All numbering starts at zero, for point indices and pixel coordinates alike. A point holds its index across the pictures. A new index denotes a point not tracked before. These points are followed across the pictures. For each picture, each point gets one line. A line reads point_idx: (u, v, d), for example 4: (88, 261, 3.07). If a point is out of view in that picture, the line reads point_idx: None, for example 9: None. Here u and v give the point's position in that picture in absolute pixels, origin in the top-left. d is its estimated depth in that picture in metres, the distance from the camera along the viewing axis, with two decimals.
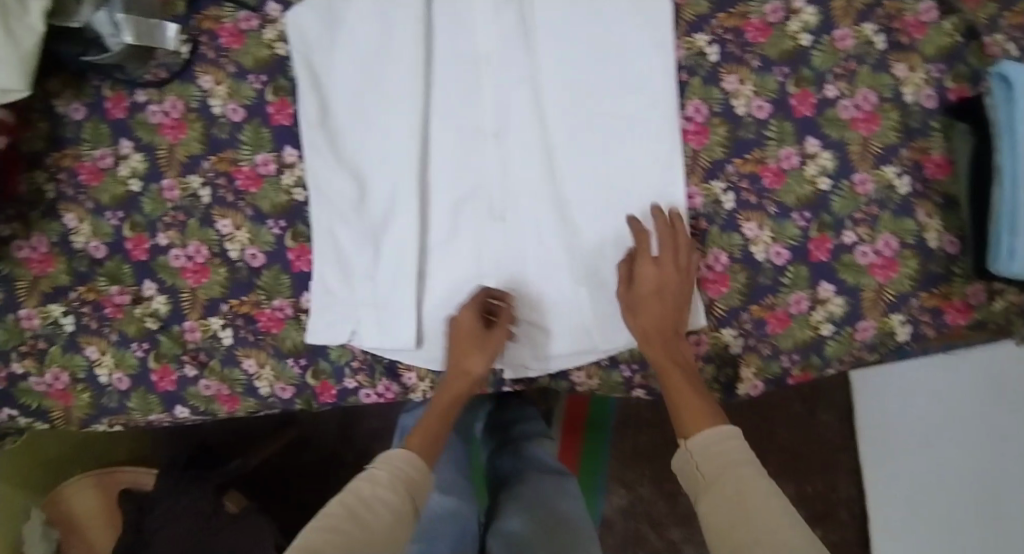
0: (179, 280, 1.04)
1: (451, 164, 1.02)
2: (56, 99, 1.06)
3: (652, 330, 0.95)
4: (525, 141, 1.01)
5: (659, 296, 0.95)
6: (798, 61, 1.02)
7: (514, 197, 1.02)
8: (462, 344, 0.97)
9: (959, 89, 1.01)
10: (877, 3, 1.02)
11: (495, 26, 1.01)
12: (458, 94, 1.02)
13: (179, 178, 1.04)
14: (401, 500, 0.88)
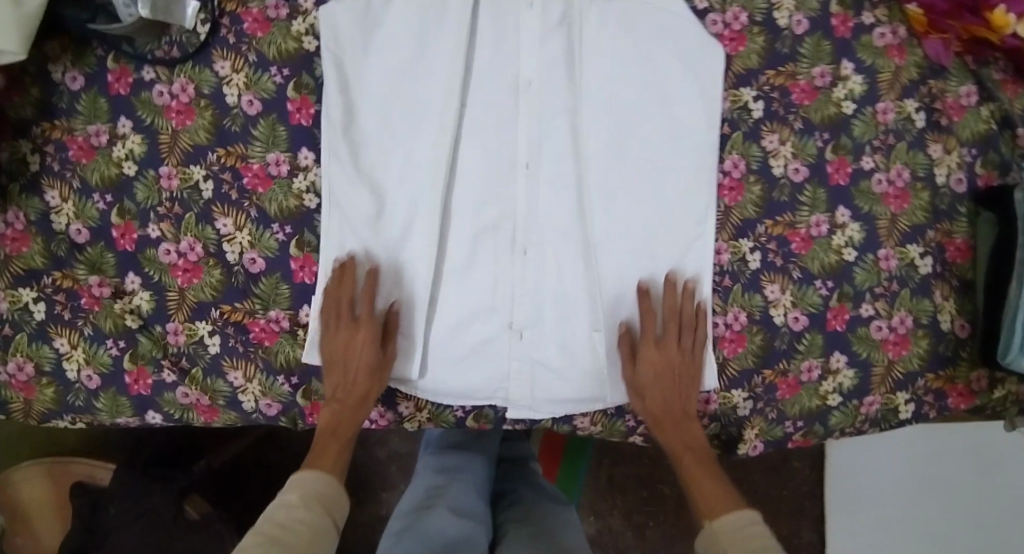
0: (167, 277, 0.96)
1: (477, 189, 0.98)
2: (52, 64, 0.98)
3: (663, 413, 0.93)
4: (558, 175, 0.98)
5: (667, 371, 0.93)
6: (839, 128, 1.01)
7: (538, 231, 0.98)
8: (351, 354, 0.91)
9: (987, 177, 1.03)
10: (921, 80, 1.03)
11: (541, 52, 0.98)
12: (493, 118, 0.98)
13: (180, 166, 0.97)
14: (320, 520, 0.82)
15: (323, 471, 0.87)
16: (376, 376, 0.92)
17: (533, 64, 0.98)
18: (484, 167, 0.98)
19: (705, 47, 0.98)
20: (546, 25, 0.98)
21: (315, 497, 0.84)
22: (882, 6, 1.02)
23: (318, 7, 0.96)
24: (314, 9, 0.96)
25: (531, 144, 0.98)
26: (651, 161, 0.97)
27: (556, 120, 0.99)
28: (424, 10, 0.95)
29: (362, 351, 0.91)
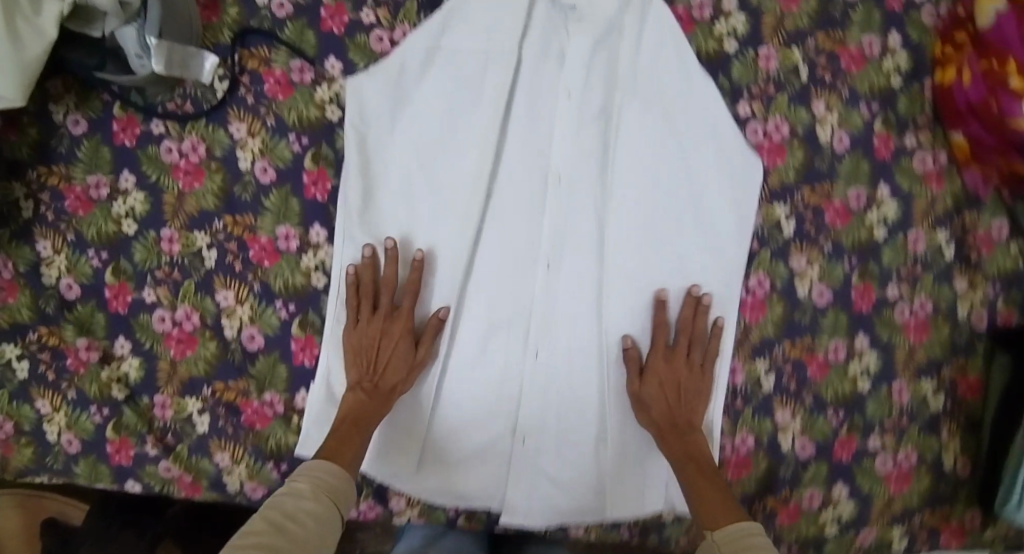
0: (160, 346, 0.92)
1: (494, 281, 0.93)
2: (54, 104, 0.92)
3: (671, 427, 0.91)
4: (579, 276, 0.93)
5: (668, 387, 0.92)
6: (868, 253, 0.98)
7: (552, 332, 0.93)
8: (382, 342, 0.88)
9: (1008, 314, 1.01)
10: (956, 210, 1.00)
11: (575, 145, 0.92)
12: (518, 206, 0.93)
13: (183, 231, 0.91)
14: (327, 513, 0.74)
15: (330, 460, 0.79)
16: (407, 374, 0.88)
17: (566, 158, 0.92)
18: (503, 258, 0.93)
19: (742, 155, 0.94)
20: (584, 119, 0.92)
21: (325, 487, 0.76)
22: (925, 130, 0.99)
23: (346, 77, 0.91)
24: (341, 78, 0.91)
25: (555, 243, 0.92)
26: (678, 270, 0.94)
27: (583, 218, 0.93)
28: (457, 91, 0.90)
29: (396, 337, 0.88)
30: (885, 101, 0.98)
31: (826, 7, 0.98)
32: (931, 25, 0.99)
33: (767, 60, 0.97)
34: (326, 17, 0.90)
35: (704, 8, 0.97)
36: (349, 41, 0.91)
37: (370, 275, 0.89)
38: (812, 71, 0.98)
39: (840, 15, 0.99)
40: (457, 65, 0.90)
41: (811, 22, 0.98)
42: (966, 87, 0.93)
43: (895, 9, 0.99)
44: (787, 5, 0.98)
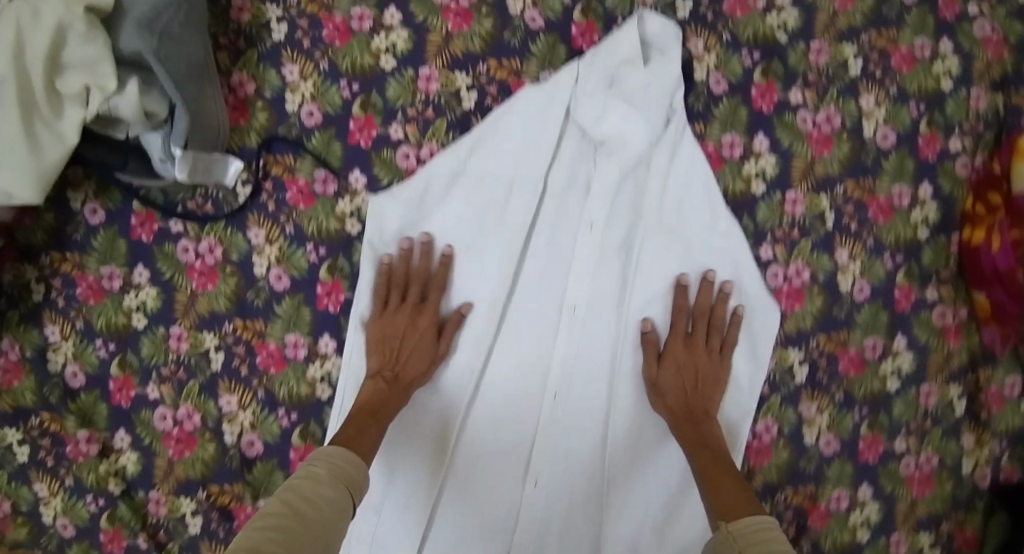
0: (159, 444, 0.92)
1: (499, 402, 0.92)
2: (73, 191, 0.91)
3: (687, 407, 0.89)
4: (584, 408, 0.91)
5: (684, 373, 0.90)
6: (879, 404, 0.96)
7: (553, 459, 0.91)
8: (405, 326, 0.88)
9: (1011, 470, 0.97)
10: (970, 366, 0.98)
11: (592, 280, 0.90)
12: (530, 333, 0.91)
13: (192, 331, 0.91)
14: (342, 499, 0.69)
15: (343, 447, 0.75)
16: (425, 368, 0.87)
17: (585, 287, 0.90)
18: (515, 369, 0.91)
19: (761, 297, 0.93)
20: (605, 250, 0.90)
21: (339, 475, 0.71)
22: (948, 284, 0.97)
23: (370, 192, 0.90)
24: (365, 193, 0.90)
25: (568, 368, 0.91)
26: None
27: (595, 346, 0.91)
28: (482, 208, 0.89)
29: (421, 321, 0.88)
30: (909, 253, 0.96)
31: (858, 153, 0.95)
32: (964, 177, 0.97)
33: (793, 205, 0.94)
34: (354, 129, 0.90)
35: (734, 147, 0.93)
36: (375, 155, 0.90)
37: (405, 265, 0.89)
38: (838, 218, 0.95)
39: (873, 162, 0.95)
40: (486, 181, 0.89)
41: (841, 169, 0.95)
42: (994, 252, 0.92)
43: (928, 158, 0.96)
44: (819, 150, 0.94)
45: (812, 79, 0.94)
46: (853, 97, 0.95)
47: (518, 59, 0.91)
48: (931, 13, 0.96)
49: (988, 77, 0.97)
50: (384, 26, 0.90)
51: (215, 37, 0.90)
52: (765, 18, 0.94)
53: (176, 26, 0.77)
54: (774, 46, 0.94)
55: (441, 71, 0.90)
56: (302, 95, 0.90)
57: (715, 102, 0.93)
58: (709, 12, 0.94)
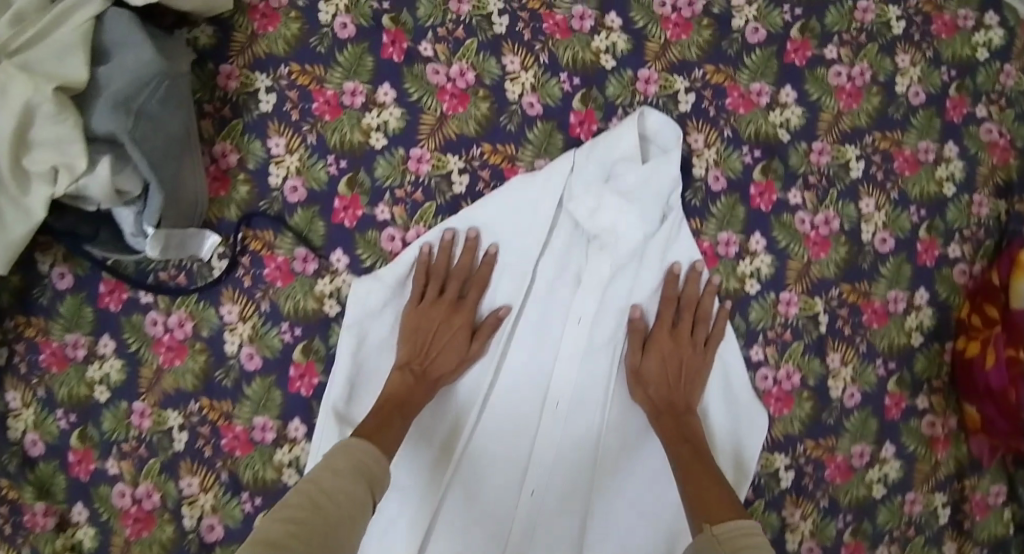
0: (116, 521, 0.87)
1: (480, 465, 0.85)
2: (42, 254, 0.86)
3: (667, 410, 0.85)
4: (567, 488, 0.85)
5: (669, 369, 0.86)
6: (864, 511, 0.92)
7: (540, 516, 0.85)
8: (449, 321, 0.85)
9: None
10: (957, 476, 0.95)
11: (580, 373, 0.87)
12: (513, 407, 0.86)
13: (156, 408, 0.87)
14: (365, 498, 0.65)
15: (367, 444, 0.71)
16: (454, 368, 0.84)
17: (574, 370, 0.86)
18: (499, 425, 0.86)
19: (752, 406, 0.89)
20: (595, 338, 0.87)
21: (362, 473, 0.67)
22: (940, 393, 0.95)
23: (352, 274, 0.87)
24: (346, 274, 0.87)
25: (552, 437, 0.86)
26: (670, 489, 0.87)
27: (580, 427, 0.86)
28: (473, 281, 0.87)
29: (462, 320, 0.85)
30: (902, 360, 0.93)
31: (855, 256, 0.92)
32: (961, 284, 0.95)
33: (787, 305, 0.91)
34: (339, 208, 0.87)
35: (730, 245, 0.91)
36: (360, 236, 0.87)
37: (446, 259, 0.87)
38: (832, 321, 0.92)
39: (869, 266, 0.93)
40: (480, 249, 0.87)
41: (837, 273, 0.92)
42: (988, 369, 0.90)
43: (926, 264, 0.94)
44: (815, 253, 0.92)
45: (812, 181, 0.92)
46: (853, 200, 0.92)
47: (513, 145, 0.88)
48: (937, 115, 0.94)
49: (992, 182, 0.95)
50: (377, 103, 0.87)
51: (199, 104, 0.86)
52: (768, 115, 0.92)
53: (154, 103, 0.76)
54: (776, 144, 0.92)
55: (433, 153, 0.87)
56: (286, 169, 0.86)
57: (714, 199, 0.91)
58: (711, 107, 0.91)
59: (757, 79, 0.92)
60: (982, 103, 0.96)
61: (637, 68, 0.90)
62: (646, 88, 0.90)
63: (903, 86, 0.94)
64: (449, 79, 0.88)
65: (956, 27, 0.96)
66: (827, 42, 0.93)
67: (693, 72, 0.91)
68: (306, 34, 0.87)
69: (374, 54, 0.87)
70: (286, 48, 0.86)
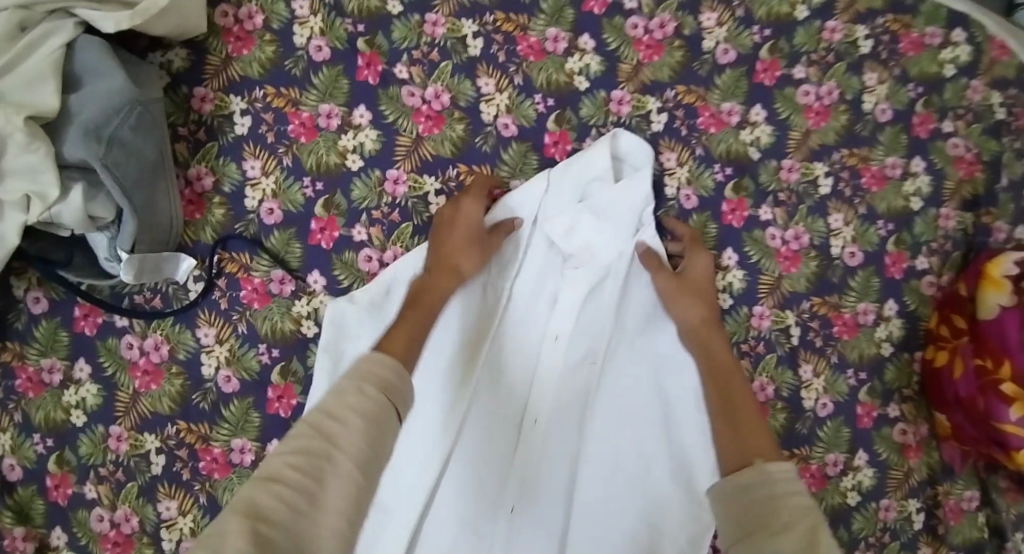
0: (95, 545, 0.86)
1: (472, 451, 0.88)
2: (16, 279, 0.86)
3: (705, 322, 0.84)
4: (554, 475, 0.88)
5: (698, 288, 0.86)
6: (838, 518, 0.94)
7: (534, 489, 0.88)
8: (466, 250, 0.83)
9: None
10: (930, 482, 0.97)
11: (559, 381, 0.88)
12: (500, 403, 0.89)
13: (133, 431, 0.86)
14: (381, 409, 0.61)
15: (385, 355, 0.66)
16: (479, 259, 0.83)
17: (551, 382, 0.88)
18: (483, 425, 0.89)
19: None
20: (571, 355, 0.88)
21: (376, 382, 0.62)
22: (910, 401, 0.97)
23: (330, 294, 0.87)
24: (324, 295, 0.87)
25: (532, 443, 0.88)
26: (652, 501, 0.87)
27: (564, 423, 0.88)
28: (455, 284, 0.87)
29: (481, 248, 0.83)
30: (873, 370, 0.95)
31: (825, 270, 0.94)
32: (929, 295, 0.97)
33: (760, 318, 0.93)
34: (315, 230, 0.87)
35: None
36: (336, 258, 0.87)
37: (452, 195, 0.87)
38: (804, 333, 0.94)
39: (839, 279, 0.94)
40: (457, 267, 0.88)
41: (808, 287, 0.94)
42: (957, 378, 0.91)
43: (895, 276, 0.96)
44: (786, 267, 0.94)
45: (782, 198, 0.94)
46: (822, 216, 0.94)
47: (489, 165, 0.89)
48: (904, 131, 0.97)
49: (959, 195, 0.97)
50: (353, 125, 0.87)
51: (174, 127, 0.86)
52: (738, 133, 0.93)
53: (126, 130, 0.76)
54: (746, 162, 0.93)
55: (410, 174, 0.88)
56: (262, 192, 0.87)
57: (686, 217, 0.92)
58: (683, 126, 0.92)
59: (728, 99, 0.93)
60: (949, 119, 0.97)
61: (610, 89, 0.91)
62: (619, 109, 0.91)
63: (870, 104, 0.96)
64: (424, 101, 0.89)
65: (923, 44, 0.97)
66: (796, 63, 0.95)
67: (666, 93, 0.92)
68: (281, 57, 0.87)
69: (350, 77, 0.88)
70: (260, 71, 0.87)
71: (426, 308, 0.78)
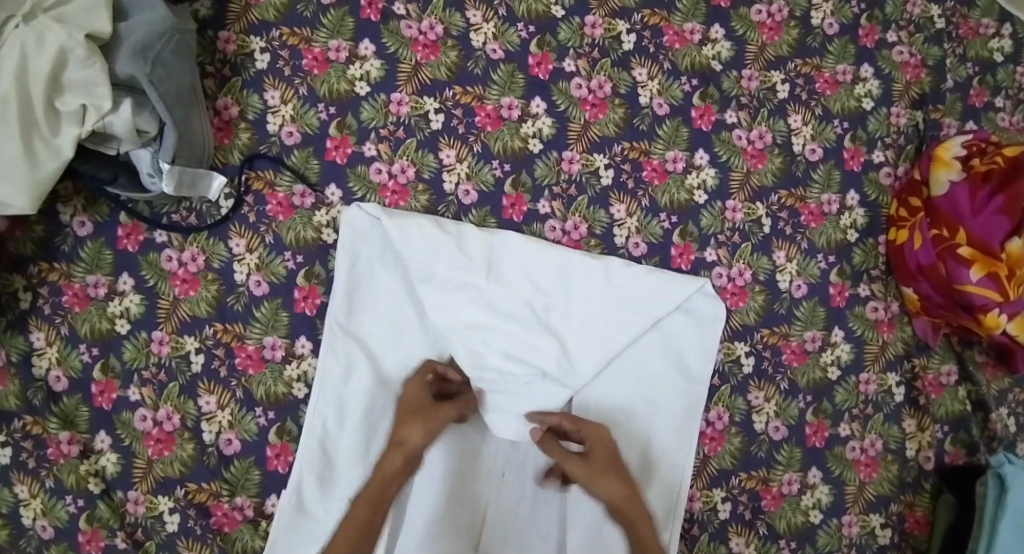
0: (138, 444, 0.95)
1: (471, 363, 0.97)
2: (63, 204, 0.96)
3: (629, 500, 0.90)
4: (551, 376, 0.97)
5: (609, 469, 0.91)
6: (822, 392, 1.02)
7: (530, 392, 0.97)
8: (407, 424, 0.89)
9: (955, 454, 1.05)
10: (906, 356, 1.05)
11: (541, 301, 0.98)
12: (496, 317, 0.97)
13: (173, 334, 0.96)
14: None
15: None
16: (427, 436, 0.89)
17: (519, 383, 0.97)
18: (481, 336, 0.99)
19: (703, 367, 0.99)
20: (506, 369, 0.97)
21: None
22: (878, 281, 1.05)
23: (345, 204, 0.98)
24: (340, 205, 0.98)
25: (524, 349, 0.97)
26: (644, 396, 0.99)
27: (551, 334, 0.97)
28: (438, 228, 0.97)
29: (424, 420, 0.90)
30: (841, 254, 1.04)
31: (789, 165, 1.04)
32: (887, 185, 1.06)
33: (733, 212, 1.03)
34: (331, 148, 0.99)
35: (677, 162, 1.03)
36: (350, 171, 0.99)
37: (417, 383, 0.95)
38: (774, 223, 1.03)
39: (803, 173, 1.04)
40: (421, 252, 0.97)
41: (775, 181, 1.04)
42: (917, 250, 1.00)
43: (854, 169, 1.05)
44: (753, 164, 1.04)
45: (744, 102, 1.04)
46: (782, 118, 1.05)
47: (481, 85, 1.01)
48: (851, 43, 1.07)
49: (908, 96, 1.08)
50: (359, 57, 1.00)
51: (202, 65, 0.98)
52: (701, 49, 1.05)
53: (167, 54, 0.89)
54: (709, 73, 1.04)
55: (411, 97, 1.00)
56: (282, 118, 0.98)
57: (660, 123, 1.03)
58: (651, 45, 1.04)
59: (689, 20, 1.05)
60: (892, 30, 1.09)
61: (583, 16, 1.04)
62: (593, 32, 1.03)
63: (819, 19, 1.07)
64: (420, 32, 1.01)
65: None
66: None
67: (633, 17, 1.04)
68: (293, 2, 1.00)
69: (354, 16, 1.00)
70: (276, 15, 1.00)
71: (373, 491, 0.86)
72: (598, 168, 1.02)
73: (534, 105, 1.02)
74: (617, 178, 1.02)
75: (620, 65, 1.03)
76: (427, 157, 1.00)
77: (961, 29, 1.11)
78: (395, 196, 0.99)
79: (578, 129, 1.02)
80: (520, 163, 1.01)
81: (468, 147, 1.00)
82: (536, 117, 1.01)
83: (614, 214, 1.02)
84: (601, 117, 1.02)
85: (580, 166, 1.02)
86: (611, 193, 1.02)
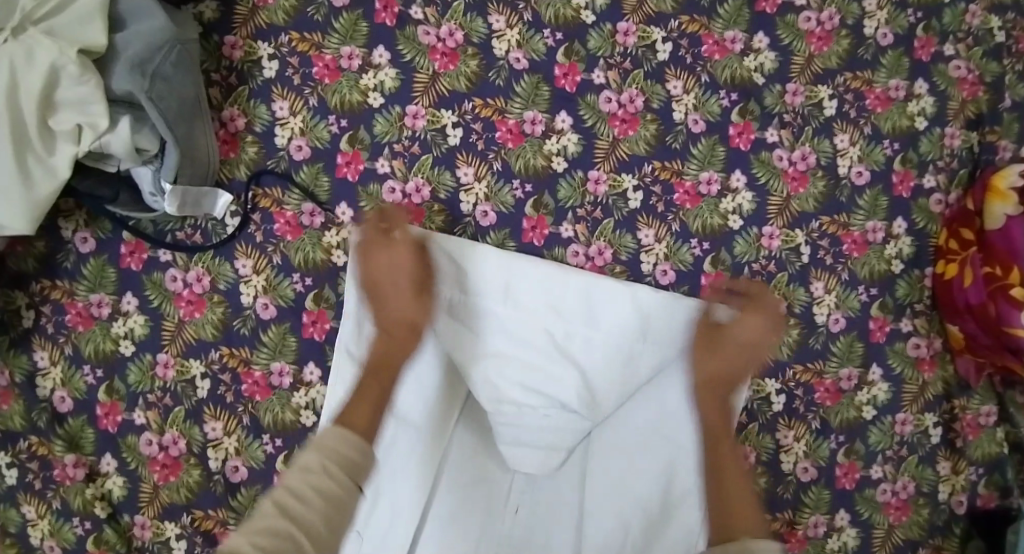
0: (144, 468, 0.92)
1: (487, 391, 0.91)
2: (64, 219, 0.92)
3: (709, 381, 0.87)
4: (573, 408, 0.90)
5: (729, 345, 0.87)
6: (855, 432, 0.96)
7: (552, 426, 0.91)
8: (376, 251, 0.87)
9: (987, 497, 0.97)
10: (946, 396, 0.98)
11: (563, 327, 0.92)
12: (513, 339, 0.92)
13: (179, 358, 0.92)
14: (343, 493, 0.66)
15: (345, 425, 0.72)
16: (386, 260, 0.86)
17: (532, 415, 0.91)
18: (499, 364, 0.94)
19: (733, 404, 0.92)
20: (524, 402, 0.90)
21: (339, 460, 0.67)
22: (922, 315, 0.98)
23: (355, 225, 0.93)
24: (350, 225, 0.93)
25: (545, 377, 0.90)
26: (668, 434, 0.93)
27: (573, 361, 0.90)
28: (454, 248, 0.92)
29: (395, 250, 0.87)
30: (883, 286, 0.97)
31: (833, 190, 0.97)
32: (938, 213, 0.98)
33: (770, 239, 0.96)
34: (341, 164, 0.93)
35: (712, 184, 0.96)
36: (362, 189, 0.93)
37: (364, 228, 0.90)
38: (814, 252, 0.96)
39: (847, 199, 0.97)
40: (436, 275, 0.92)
41: (817, 207, 0.96)
42: (966, 287, 0.93)
43: (902, 195, 0.97)
44: (794, 188, 0.96)
45: (787, 119, 0.97)
46: (828, 137, 0.97)
47: (503, 97, 0.95)
48: (906, 55, 0.98)
49: (963, 115, 0.99)
50: (373, 65, 0.93)
51: (207, 73, 0.93)
52: (742, 60, 0.97)
53: (167, 66, 0.84)
54: (751, 87, 0.97)
55: (428, 109, 0.94)
56: (291, 131, 0.93)
57: (694, 141, 0.96)
58: (688, 55, 0.96)
59: (730, 27, 0.97)
60: (949, 42, 0.99)
61: (616, 22, 0.96)
62: (625, 40, 0.96)
63: (871, 28, 0.98)
64: (439, 39, 0.94)
65: None
66: None
67: (670, 23, 0.96)
68: (303, 4, 0.93)
69: (369, 20, 0.94)
70: (285, 18, 0.93)
71: (395, 331, 0.85)
72: (626, 190, 0.95)
73: (560, 120, 0.95)
74: (646, 201, 0.95)
75: (654, 77, 0.96)
76: (444, 175, 0.94)
77: (1022, 44, 1.01)
78: (410, 217, 0.94)
79: (606, 146, 0.95)
80: (543, 183, 0.95)
81: (488, 164, 0.94)
82: (562, 133, 0.95)
83: (642, 239, 0.95)
84: (631, 134, 0.95)
85: (607, 188, 0.95)
86: (639, 216, 0.95)
